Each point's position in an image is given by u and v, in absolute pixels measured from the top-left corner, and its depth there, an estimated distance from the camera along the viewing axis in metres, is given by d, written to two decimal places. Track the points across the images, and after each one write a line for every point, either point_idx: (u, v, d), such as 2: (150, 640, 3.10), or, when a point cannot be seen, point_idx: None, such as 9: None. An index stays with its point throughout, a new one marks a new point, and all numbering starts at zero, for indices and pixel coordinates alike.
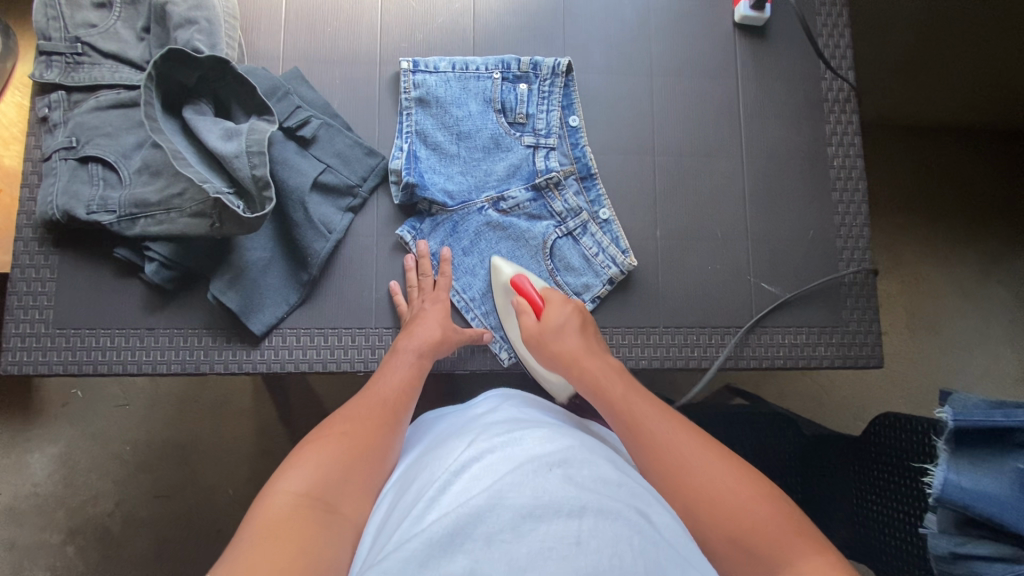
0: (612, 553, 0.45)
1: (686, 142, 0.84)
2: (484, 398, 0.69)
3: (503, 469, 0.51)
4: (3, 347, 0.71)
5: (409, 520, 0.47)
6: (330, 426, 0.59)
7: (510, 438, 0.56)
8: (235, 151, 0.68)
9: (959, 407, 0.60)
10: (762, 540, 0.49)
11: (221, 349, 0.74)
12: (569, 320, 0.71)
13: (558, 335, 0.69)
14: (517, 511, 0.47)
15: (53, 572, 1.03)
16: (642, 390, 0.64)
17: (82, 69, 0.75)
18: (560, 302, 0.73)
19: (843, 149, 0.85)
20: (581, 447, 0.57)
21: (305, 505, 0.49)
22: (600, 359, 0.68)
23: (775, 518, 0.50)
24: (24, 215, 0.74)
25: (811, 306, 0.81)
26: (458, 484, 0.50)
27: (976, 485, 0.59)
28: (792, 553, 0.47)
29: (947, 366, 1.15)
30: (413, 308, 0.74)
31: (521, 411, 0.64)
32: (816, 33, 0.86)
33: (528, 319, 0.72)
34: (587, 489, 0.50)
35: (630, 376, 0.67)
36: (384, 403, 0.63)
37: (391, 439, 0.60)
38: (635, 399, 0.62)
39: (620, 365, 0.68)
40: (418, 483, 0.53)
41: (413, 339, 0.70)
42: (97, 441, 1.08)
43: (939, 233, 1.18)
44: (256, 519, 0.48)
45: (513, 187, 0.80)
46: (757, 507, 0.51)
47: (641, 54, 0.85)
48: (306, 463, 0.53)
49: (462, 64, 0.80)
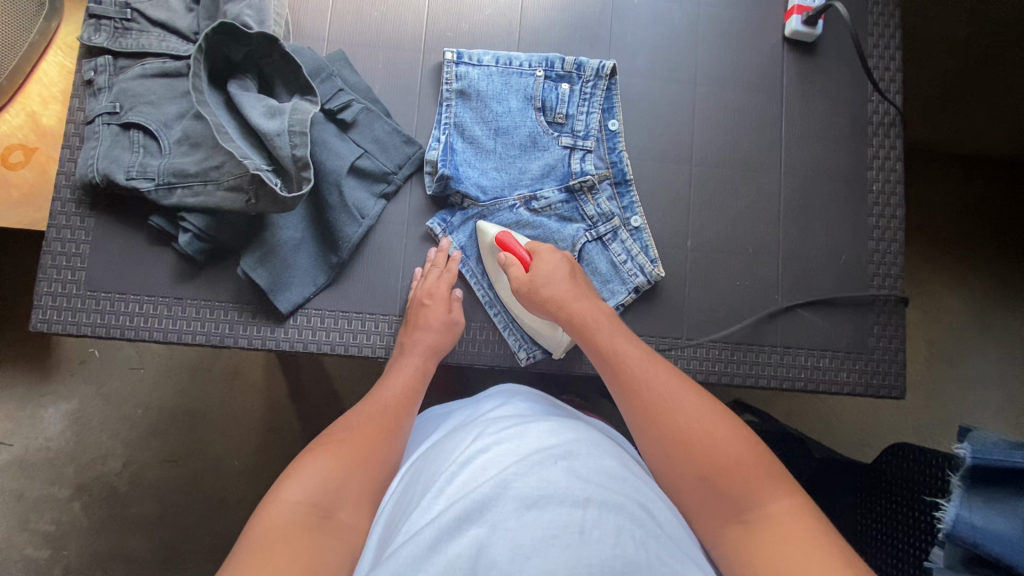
0: (613, 543, 0.45)
1: (723, 154, 0.83)
2: (495, 393, 0.69)
3: (509, 458, 0.52)
4: (34, 304, 0.72)
5: (419, 511, 0.48)
6: (331, 433, 0.59)
7: (517, 430, 0.56)
8: (277, 129, 0.68)
9: (978, 445, 0.60)
10: (733, 480, 0.52)
11: (246, 324, 0.74)
12: (558, 268, 0.71)
13: (548, 282, 0.69)
14: (522, 501, 0.47)
15: (58, 526, 1.05)
16: (629, 336, 0.65)
17: (130, 35, 0.76)
18: (549, 253, 0.72)
19: (884, 174, 0.84)
20: (587, 439, 0.57)
21: (306, 514, 0.50)
22: (588, 304, 0.68)
23: (748, 456, 0.53)
24: (64, 175, 0.75)
25: (838, 330, 0.81)
26: (465, 473, 0.50)
27: (989, 525, 0.58)
28: (761, 492, 0.51)
29: (962, 400, 1.14)
30: (415, 303, 0.73)
31: (528, 405, 0.64)
32: (867, 53, 0.85)
33: (517, 272, 0.71)
34: (592, 483, 0.50)
35: (619, 323, 0.68)
36: (385, 410, 0.63)
37: (395, 445, 0.60)
38: (622, 346, 0.63)
39: (608, 310, 0.69)
40: (428, 473, 0.53)
41: (418, 341, 0.70)
42: (112, 402, 1.10)
43: (970, 265, 1.16)
44: (256, 528, 0.49)
45: (546, 187, 0.80)
46: (729, 444, 0.54)
47: (686, 61, 0.84)
48: (306, 471, 0.54)
49: (506, 60, 0.80)
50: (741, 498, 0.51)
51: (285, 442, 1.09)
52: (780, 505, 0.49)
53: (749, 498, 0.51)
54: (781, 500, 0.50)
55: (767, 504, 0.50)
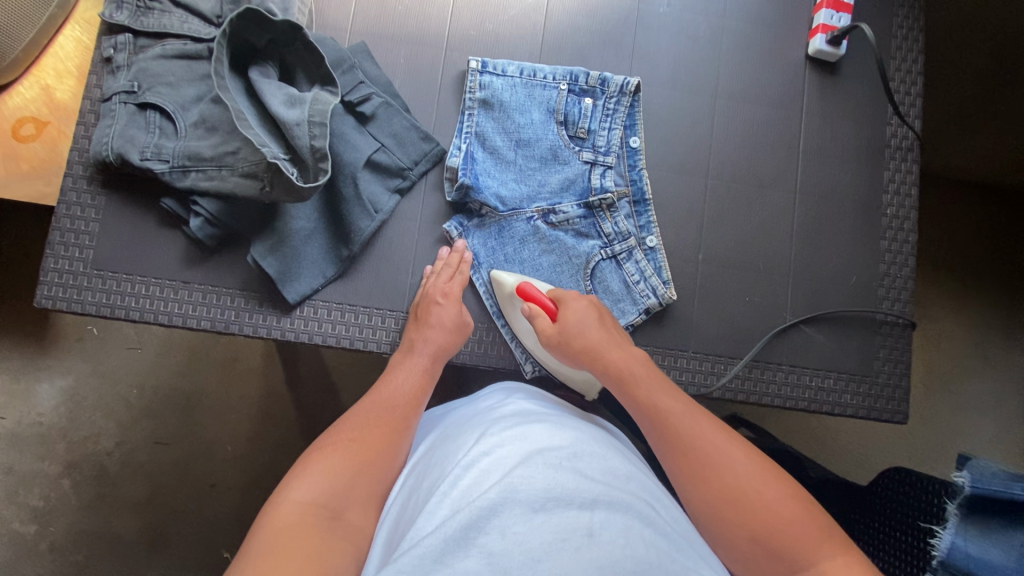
0: (622, 543, 0.46)
1: (739, 168, 0.83)
2: (493, 391, 0.68)
3: (512, 461, 0.51)
4: (39, 280, 0.71)
5: (423, 515, 0.46)
6: (337, 433, 0.59)
7: (518, 431, 0.55)
8: (296, 118, 0.68)
9: (977, 474, 0.60)
10: (786, 540, 0.51)
11: (252, 311, 0.74)
12: (590, 316, 0.70)
13: (580, 331, 0.68)
14: (528, 505, 0.47)
15: (46, 502, 1.05)
16: (665, 385, 0.64)
17: (152, 15, 0.75)
18: (574, 298, 0.72)
19: (899, 199, 0.84)
20: (589, 440, 0.57)
21: (312, 514, 0.50)
22: (621, 352, 0.67)
23: (798, 512, 0.52)
24: (77, 151, 0.74)
25: (844, 352, 0.80)
26: (468, 478, 0.49)
27: (983, 555, 0.58)
28: (814, 548, 0.50)
29: (959, 428, 1.14)
30: (426, 300, 0.72)
31: (529, 405, 0.63)
32: (889, 76, 0.85)
33: (544, 322, 0.70)
34: (598, 484, 0.51)
35: (654, 369, 0.67)
36: (393, 409, 0.62)
37: (402, 443, 0.60)
38: (659, 397, 0.62)
39: (643, 356, 0.68)
40: (428, 475, 0.52)
41: (427, 341, 0.69)
42: (108, 381, 1.09)
43: (975, 294, 1.16)
44: (264, 528, 0.48)
45: (565, 202, 0.79)
46: (779, 500, 0.53)
47: (707, 73, 0.84)
48: (313, 472, 0.54)
49: (530, 71, 0.79)
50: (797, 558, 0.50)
51: (280, 432, 1.09)
52: (837, 566, 0.49)
53: (804, 557, 0.50)
54: (837, 559, 0.49)
55: (826, 565, 0.49)
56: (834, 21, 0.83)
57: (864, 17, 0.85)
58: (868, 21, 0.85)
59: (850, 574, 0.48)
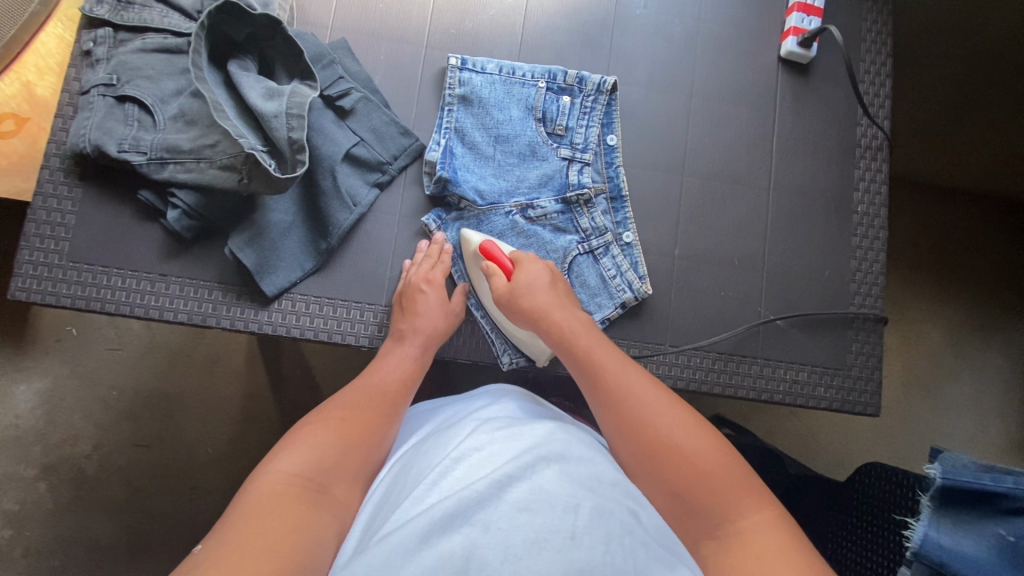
0: (603, 549, 0.46)
1: (716, 167, 0.84)
2: (488, 390, 0.69)
3: (503, 457, 0.52)
4: (14, 272, 0.71)
5: (411, 500, 0.49)
6: (329, 410, 0.60)
7: (511, 432, 0.56)
8: (275, 111, 0.68)
9: (949, 466, 0.61)
10: (709, 494, 0.53)
11: (230, 305, 0.74)
12: (541, 278, 0.70)
13: (528, 291, 0.69)
14: (514, 501, 0.48)
15: (21, 506, 1.03)
16: (608, 346, 0.65)
17: (133, 9, 0.76)
18: (530, 262, 0.72)
19: (870, 197, 0.86)
20: (579, 443, 0.57)
21: (298, 485, 0.51)
22: (567, 313, 0.68)
23: (723, 468, 0.54)
24: (54, 144, 0.74)
25: (817, 346, 0.82)
26: (458, 470, 0.51)
27: (956, 546, 0.59)
28: (739, 506, 0.52)
29: (936, 426, 1.16)
30: (410, 289, 0.73)
31: (520, 404, 0.64)
32: (858, 78, 0.87)
33: (499, 281, 0.70)
34: (584, 489, 0.50)
35: (597, 331, 0.67)
36: (383, 393, 0.63)
37: (387, 429, 0.60)
38: (600, 356, 0.63)
39: (588, 319, 0.69)
40: (420, 467, 0.54)
41: (416, 330, 0.70)
42: (86, 381, 1.08)
43: (948, 293, 1.18)
44: (251, 495, 0.50)
45: (543, 197, 0.80)
46: (708, 458, 0.55)
47: (683, 74, 0.86)
48: (302, 446, 0.55)
49: (509, 69, 0.81)
50: (718, 513, 0.52)
51: (260, 432, 1.08)
52: (755, 521, 0.51)
53: (724, 511, 0.52)
54: (755, 515, 0.51)
55: (743, 519, 0.51)
56: (805, 24, 0.85)
57: (834, 21, 0.87)
58: (838, 25, 0.87)
59: (765, 528, 0.50)
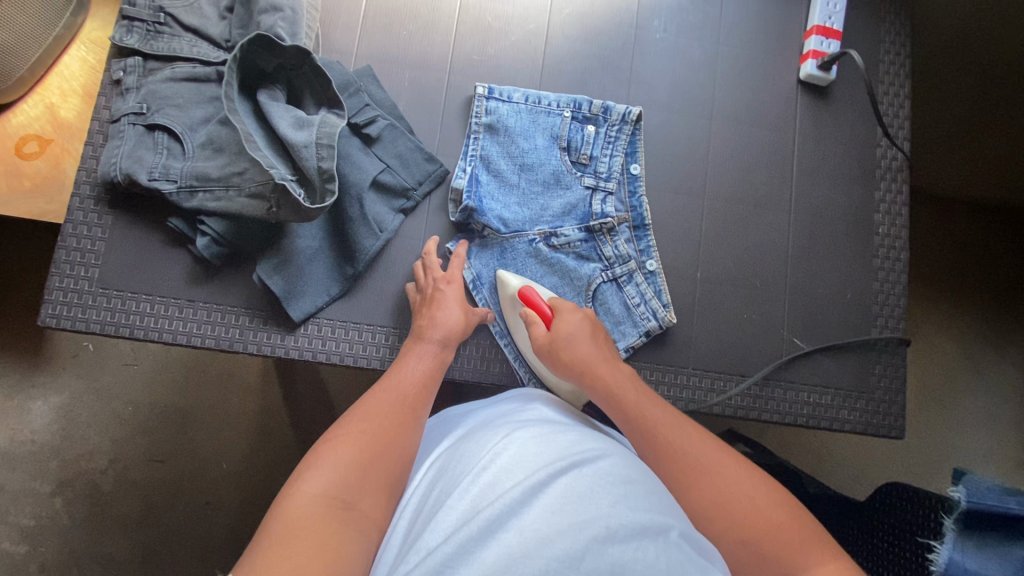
0: (637, 545, 0.44)
1: (735, 189, 0.85)
2: (515, 395, 0.68)
3: (532, 464, 0.52)
4: (44, 298, 0.72)
5: (444, 510, 0.48)
6: (349, 424, 0.59)
7: (541, 442, 0.55)
8: (305, 141, 0.70)
9: (973, 488, 0.59)
10: (780, 546, 0.52)
11: (256, 329, 0.74)
12: (582, 329, 0.71)
13: (570, 343, 0.69)
14: (546, 506, 0.47)
15: (38, 522, 1.03)
16: (653, 400, 0.65)
17: (162, 39, 0.77)
18: (571, 311, 0.72)
19: (890, 218, 0.86)
20: (611, 448, 0.56)
21: (323, 506, 0.50)
22: (608, 367, 0.68)
23: (786, 518, 0.54)
24: (84, 171, 0.75)
25: (840, 368, 0.82)
26: (490, 476, 0.51)
27: (981, 569, 0.58)
28: (809, 556, 0.50)
29: (953, 442, 1.15)
30: (431, 288, 0.74)
31: (553, 412, 0.63)
32: (878, 99, 0.88)
33: (539, 330, 0.71)
34: (618, 493, 0.49)
35: (638, 383, 0.68)
36: (404, 400, 0.62)
37: (411, 438, 0.59)
38: (644, 409, 0.63)
39: (628, 372, 0.69)
40: (449, 476, 0.53)
41: (437, 327, 0.70)
42: (104, 398, 1.08)
43: (966, 309, 1.18)
44: (276, 520, 0.49)
45: (566, 225, 0.81)
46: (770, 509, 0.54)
47: (702, 97, 0.86)
48: (324, 463, 0.54)
49: (535, 98, 0.82)
50: (789, 562, 0.50)
51: (277, 448, 1.08)
52: (826, 569, 0.49)
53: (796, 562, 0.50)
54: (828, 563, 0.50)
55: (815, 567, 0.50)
56: (824, 47, 0.86)
57: (853, 43, 0.88)
58: (857, 48, 0.88)
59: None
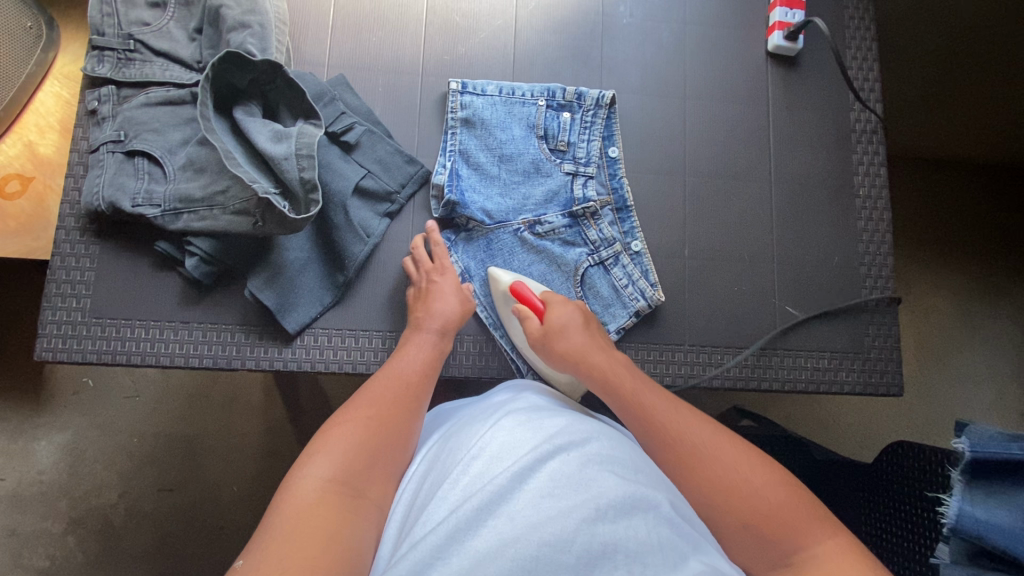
0: (626, 524, 0.46)
1: (715, 165, 0.86)
2: (505, 387, 0.67)
3: (523, 448, 0.52)
4: (38, 333, 0.72)
5: (436, 501, 0.48)
6: (352, 409, 0.59)
7: (532, 424, 0.55)
8: (285, 152, 0.70)
9: (976, 439, 0.60)
10: (775, 523, 0.52)
11: (253, 345, 0.74)
12: (575, 319, 0.72)
13: (564, 332, 0.70)
14: (538, 490, 0.48)
15: (52, 561, 1.03)
16: (648, 383, 0.66)
17: (134, 65, 0.77)
18: (562, 303, 0.73)
19: (870, 179, 0.87)
20: (603, 428, 0.57)
21: (330, 492, 0.51)
22: (606, 356, 0.69)
23: (786, 498, 0.54)
24: (67, 205, 0.75)
25: (835, 331, 0.83)
26: (480, 465, 0.50)
27: (991, 517, 0.58)
28: (807, 533, 0.51)
29: (954, 399, 1.16)
30: (425, 282, 0.75)
31: (541, 398, 0.63)
32: (847, 65, 0.89)
33: (533, 323, 0.72)
34: (609, 471, 0.50)
35: (634, 369, 0.69)
36: (403, 386, 0.63)
37: (410, 424, 0.60)
38: (641, 394, 0.64)
39: (625, 359, 0.70)
40: (440, 467, 0.53)
41: (434, 318, 0.71)
42: (108, 432, 1.08)
43: (955, 265, 1.19)
44: (284, 505, 0.49)
45: (550, 213, 0.82)
46: (768, 487, 0.55)
47: (675, 77, 0.87)
48: (328, 450, 0.54)
49: (509, 90, 0.82)
50: (786, 542, 0.51)
51: (286, 464, 1.09)
52: (828, 546, 0.50)
53: (791, 540, 0.51)
54: (824, 539, 0.51)
55: (812, 545, 0.51)
56: (789, 18, 0.87)
57: (818, 12, 0.89)
58: (822, 16, 0.89)
59: (839, 554, 0.50)
